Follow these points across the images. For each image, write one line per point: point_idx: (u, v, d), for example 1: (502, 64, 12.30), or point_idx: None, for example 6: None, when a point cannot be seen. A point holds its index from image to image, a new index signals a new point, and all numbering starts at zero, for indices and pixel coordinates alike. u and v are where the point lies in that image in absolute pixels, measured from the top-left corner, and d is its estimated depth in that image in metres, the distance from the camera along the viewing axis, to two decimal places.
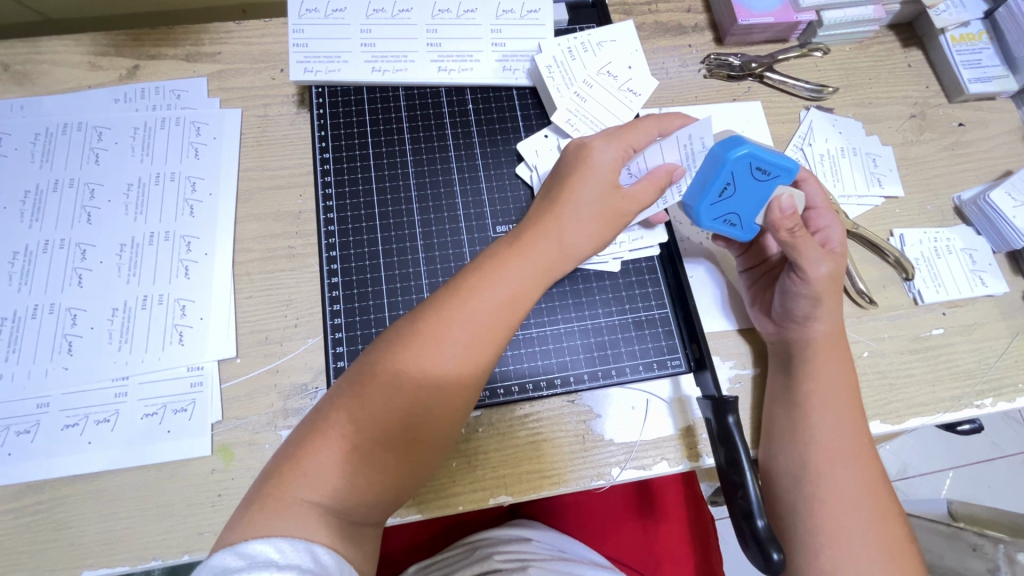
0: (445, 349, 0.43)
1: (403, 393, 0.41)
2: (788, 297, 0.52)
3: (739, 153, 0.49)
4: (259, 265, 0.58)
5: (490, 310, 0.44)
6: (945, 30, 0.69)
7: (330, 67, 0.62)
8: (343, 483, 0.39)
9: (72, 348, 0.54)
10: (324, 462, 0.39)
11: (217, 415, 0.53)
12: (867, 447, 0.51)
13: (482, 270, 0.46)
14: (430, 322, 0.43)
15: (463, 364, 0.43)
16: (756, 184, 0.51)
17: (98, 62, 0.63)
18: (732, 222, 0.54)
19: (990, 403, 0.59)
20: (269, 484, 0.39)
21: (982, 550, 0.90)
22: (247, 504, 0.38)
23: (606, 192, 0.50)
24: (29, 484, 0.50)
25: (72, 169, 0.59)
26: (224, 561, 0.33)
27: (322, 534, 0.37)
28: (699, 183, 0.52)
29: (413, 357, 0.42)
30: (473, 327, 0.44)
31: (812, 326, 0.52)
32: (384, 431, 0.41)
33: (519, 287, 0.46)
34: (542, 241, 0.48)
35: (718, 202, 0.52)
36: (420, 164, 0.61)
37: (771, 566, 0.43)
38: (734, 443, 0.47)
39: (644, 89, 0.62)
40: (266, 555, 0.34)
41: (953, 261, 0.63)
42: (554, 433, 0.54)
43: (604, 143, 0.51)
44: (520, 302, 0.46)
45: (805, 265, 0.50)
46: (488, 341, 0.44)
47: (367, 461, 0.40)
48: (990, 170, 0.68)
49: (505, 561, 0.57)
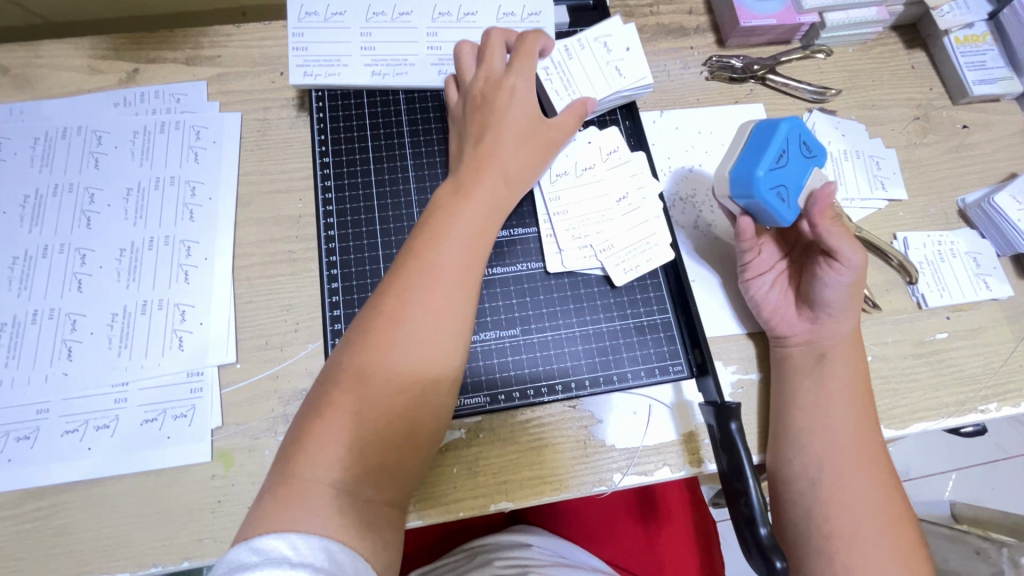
0: (412, 299, 0.44)
1: (391, 349, 0.42)
2: (828, 284, 0.52)
3: (795, 123, 0.50)
4: (258, 270, 0.57)
5: (455, 249, 0.47)
6: (948, 32, 0.68)
7: (330, 70, 0.61)
8: (349, 454, 0.39)
9: (72, 354, 0.54)
10: (327, 436, 0.39)
11: (218, 420, 0.53)
12: (876, 450, 0.51)
13: (438, 221, 0.48)
14: (399, 277, 0.45)
15: (440, 305, 0.45)
16: (805, 160, 0.51)
17: (97, 66, 0.63)
18: (782, 197, 0.50)
19: (994, 408, 0.58)
20: (277, 480, 0.38)
21: (986, 554, 0.90)
22: (257, 508, 0.37)
23: (529, 123, 0.54)
24: (27, 491, 0.50)
25: (72, 173, 0.59)
26: (236, 557, 0.33)
27: (336, 527, 0.36)
28: (753, 150, 0.50)
29: (388, 315, 0.44)
30: (440, 272, 0.46)
31: (840, 322, 0.53)
32: (379, 391, 0.41)
33: (473, 223, 0.49)
34: (491, 179, 0.51)
35: (773, 170, 0.49)
36: (420, 169, 0.61)
37: (774, 574, 0.42)
38: (738, 450, 0.46)
39: (633, 79, 0.60)
40: (279, 552, 0.33)
41: (957, 265, 0.62)
42: (555, 439, 0.54)
43: (518, 79, 0.55)
44: (481, 241, 0.49)
45: (855, 250, 0.50)
46: (459, 282, 0.46)
47: (369, 425, 0.40)
48: (995, 173, 0.67)
49: (505, 567, 0.57)
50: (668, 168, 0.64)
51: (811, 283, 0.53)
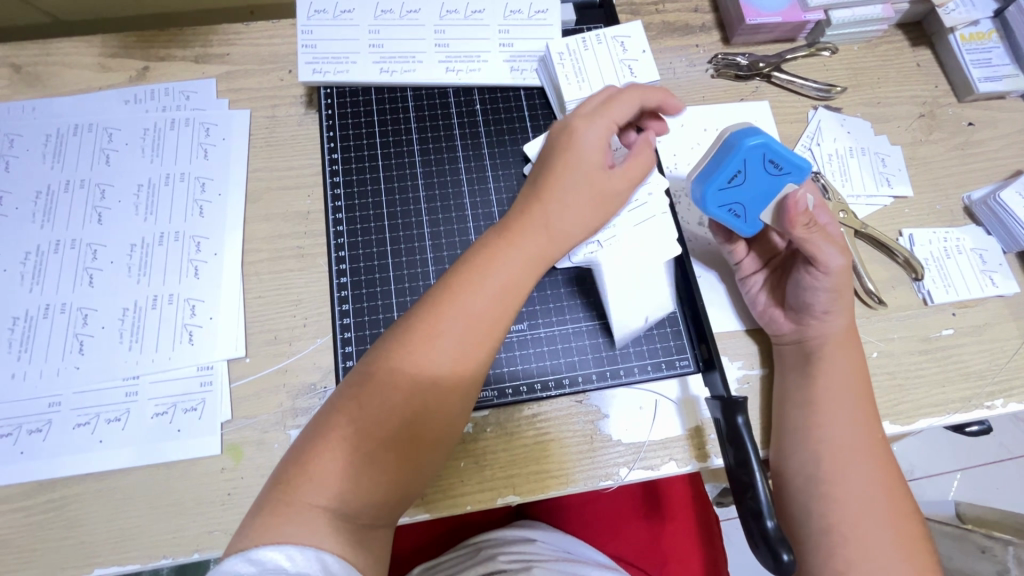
0: (438, 345, 0.42)
1: (402, 392, 0.41)
2: (808, 291, 0.52)
3: (754, 142, 0.49)
4: (268, 265, 0.58)
5: (487, 300, 0.44)
6: (954, 29, 0.69)
7: (338, 68, 0.62)
8: (352, 484, 0.39)
9: (83, 348, 0.54)
10: (329, 464, 0.39)
11: (227, 414, 0.53)
12: (881, 444, 0.51)
13: (474, 266, 0.45)
14: (423, 317, 0.43)
15: (461, 353, 0.43)
16: (768, 177, 0.51)
17: (108, 64, 0.64)
18: (735, 212, 0.54)
19: (1000, 404, 0.58)
20: (280, 489, 0.39)
21: (991, 553, 0.90)
22: (258, 509, 0.39)
23: (594, 175, 0.48)
24: (39, 482, 0.51)
25: (83, 169, 0.60)
26: (235, 566, 0.34)
27: (331, 542, 0.37)
28: (709, 170, 0.52)
29: (410, 356, 0.42)
30: (467, 322, 0.43)
31: (829, 319, 0.53)
32: (385, 428, 0.41)
33: (511, 280, 0.45)
34: (534, 232, 0.47)
35: (726, 188, 0.52)
36: (428, 165, 0.61)
37: (781, 567, 0.42)
38: (744, 443, 0.46)
39: (644, 76, 0.59)
40: (277, 562, 0.35)
41: (963, 261, 0.63)
42: (562, 433, 0.54)
43: (589, 124, 0.49)
44: (516, 296, 0.45)
45: (824, 261, 0.51)
46: (484, 336, 0.44)
47: (375, 456, 0.40)
48: (1001, 170, 0.67)
49: (509, 562, 0.57)
50: (674, 165, 0.64)
51: (791, 285, 0.55)
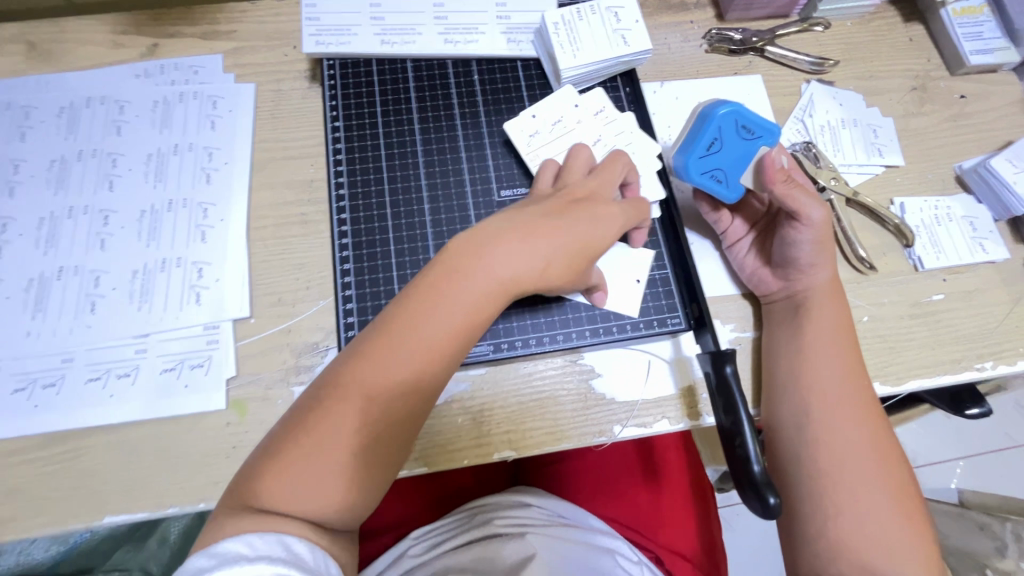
0: (400, 360, 0.42)
1: (371, 398, 0.41)
2: (791, 246, 0.54)
3: (724, 111, 0.54)
4: (272, 231, 0.60)
5: (450, 317, 0.43)
6: (946, 3, 0.70)
7: (341, 40, 0.63)
8: (322, 495, 0.39)
9: (95, 308, 0.56)
10: (290, 481, 0.39)
11: (232, 370, 0.55)
12: (869, 395, 0.52)
13: (438, 277, 0.44)
14: (386, 331, 0.43)
15: (427, 362, 0.43)
16: (742, 142, 0.55)
17: (120, 41, 0.66)
18: (717, 179, 0.56)
19: (990, 366, 0.59)
20: (244, 497, 0.39)
21: (988, 529, 0.90)
22: (228, 509, 0.39)
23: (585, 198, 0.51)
24: (53, 434, 0.53)
25: (95, 139, 0.62)
26: (195, 562, 0.34)
27: (294, 527, 0.38)
28: (687, 141, 0.56)
29: (374, 369, 0.41)
30: (427, 340, 0.43)
31: (815, 271, 0.55)
32: (356, 431, 0.40)
33: (480, 299, 0.44)
34: (498, 256, 0.45)
35: (705, 156, 0.55)
36: (427, 133, 0.63)
37: (769, 511, 0.43)
38: (732, 392, 0.48)
39: (637, 45, 0.61)
40: (236, 551, 0.35)
41: (953, 228, 0.63)
42: (557, 391, 0.56)
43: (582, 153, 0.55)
44: (480, 315, 0.45)
45: (805, 214, 0.53)
46: (443, 352, 0.43)
47: (342, 468, 0.40)
48: (993, 141, 0.68)
49: (505, 526, 0.60)
50: (667, 136, 0.66)
51: (777, 243, 0.56)
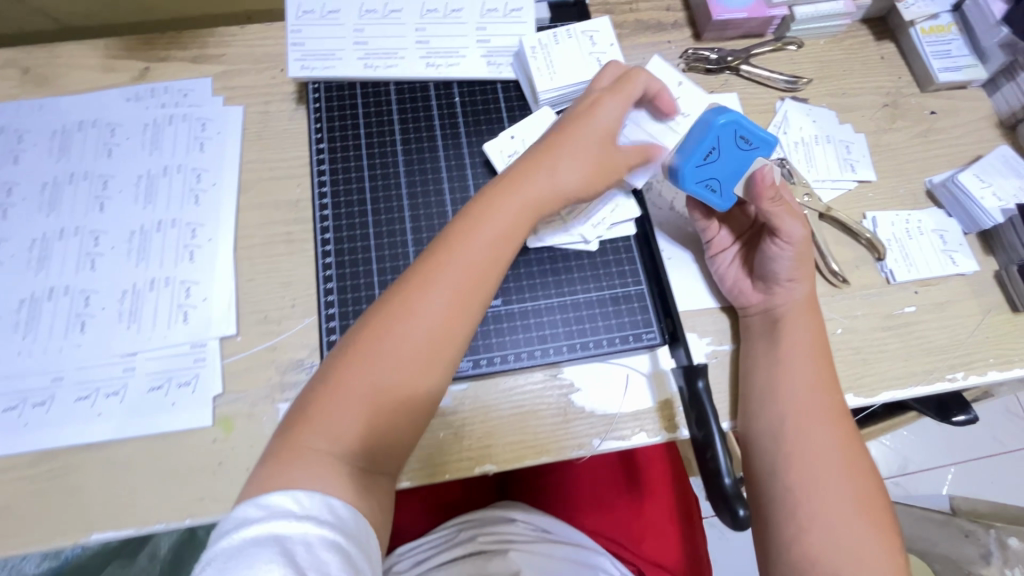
0: (429, 302, 0.46)
1: (396, 346, 0.44)
2: (770, 261, 0.56)
3: (725, 120, 0.54)
4: (259, 250, 0.61)
5: (473, 260, 0.48)
6: (914, 22, 0.72)
7: (325, 63, 0.65)
8: (354, 431, 0.42)
9: (85, 327, 0.58)
10: (330, 414, 0.42)
11: (219, 388, 0.56)
12: (840, 408, 0.53)
13: (463, 224, 0.49)
14: (414, 276, 0.47)
15: (448, 311, 0.46)
16: (739, 152, 0.55)
17: (111, 65, 0.68)
18: (712, 188, 0.57)
19: (961, 376, 0.61)
20: (284, 440, 0.42)
21: (974, 536, 0.92)
22: (265, 459, 0.42)
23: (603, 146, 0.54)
24: (42, 452, 0.54)
25: (86, 162, 0.64)
26: (246, 513, 0.36)
27: (336, 484, 0.40)
28: (685, 147, 0.56)
29: (403, 310, 0.45)
30: (453, 281, 0.47)
31: (793, 286, 0.56)
32: (381, 377, 0.44)
33: (500, 242, 0.49)
34: (525, 193, 0.51)
35: (702, 164, 0.56)
36: (409, 154, 0.65)
37: (738, 522, 0.45)
38: (704, 406, 0.49)
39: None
40: (285, 506, 0.37)
41: (924, 241, 0.65)
42: (537, 405, 0.57)
43: (610, 101, 0.55)
44: (501, 255, 0.49)
45: (785, 231, 0.55)
46: (469, 296, 0.47)
47: (376, 410, 0.43)
48: (963, 155, 0.70)
49: (490, 543, 0.62)
50: None
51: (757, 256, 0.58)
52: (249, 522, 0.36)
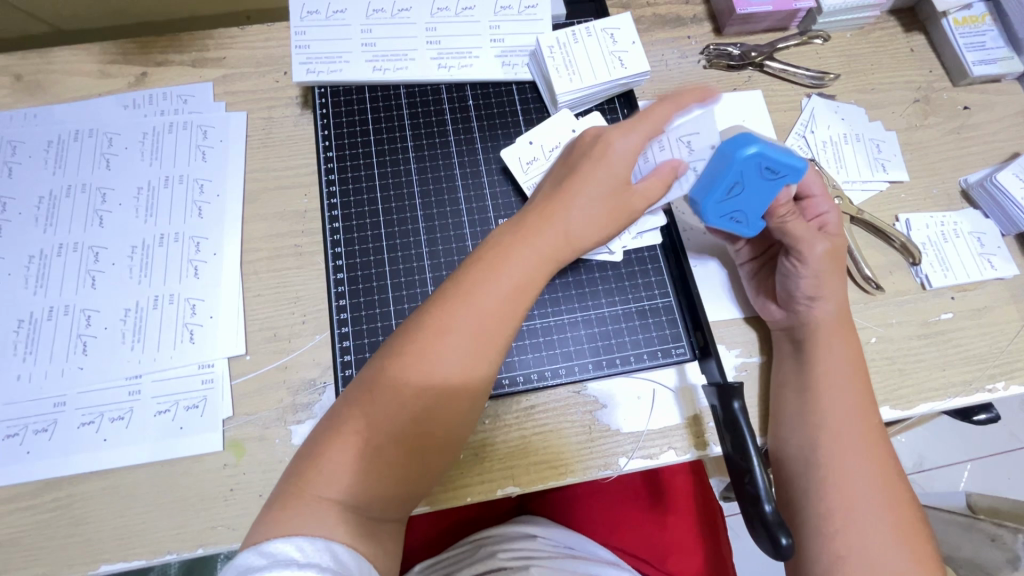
0: (448, 349, 0.42)
1: (411, 395, 0.41)
2: (789, 279, 0.53)
3: (748, 153, 0.49)
4: (266, 264, 0.59)
5: (496, 302, 0.44)
6: (948, 13, 0.68)
7: (332, 67, 0.62)
8: (362, 476, 0.40)
9: (86, 348, 0.55)
10: (340, 459, 0.40)
11: (228, 410, 0.54)
12: (877, 427, 0.51)
13: (486, 261, 0.45)
14: (435, 315, 0.43)
15: (468, 358, 0.43)
16: (765, 183, 0.51)
17: (107, 70, 0.65)
18: (738, 220, 0.53)
19: (1002, 386, 0.58)
20: (292, 484, 0.39)
21: (1001, 541, 0.87)
22: (271, 503, 0.39)
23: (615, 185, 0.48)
24: (46, 481, 0.52)
25: (84, 174, 0.61)
26: (246, 559, 0.34)
27: (342, 532, 0.37)
28: (705, 180, 0.52)
29: (420, 358, 0.42)
30: (476, 326, 0.43)
31: (819, 305, 0.53)
32: (394, 427, 0.41)
33: (524, 279, 0.45)
34: (549, 232, 0.46)
35: (726, 199, 0.52)
36: (422, 161, 0.62)
37: (781, 552, 0.42)
38: (740, 428, 0.47)
39: (634, 67, 0.60)
40: (288, 554, 0.35)
41: (960, 245, 0.62)
42: (561, 424, 0.55)
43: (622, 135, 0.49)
44: (526, 293, 0.45)
45: (800, 248, 0.52)
46: (491, 340, 0.43)
47: (388, 455, 0.41)
48: (998, 153, 0.67)
49: (509, 559, 0.58)
50: None
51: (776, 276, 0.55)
52: (251, 570, 0.33)
